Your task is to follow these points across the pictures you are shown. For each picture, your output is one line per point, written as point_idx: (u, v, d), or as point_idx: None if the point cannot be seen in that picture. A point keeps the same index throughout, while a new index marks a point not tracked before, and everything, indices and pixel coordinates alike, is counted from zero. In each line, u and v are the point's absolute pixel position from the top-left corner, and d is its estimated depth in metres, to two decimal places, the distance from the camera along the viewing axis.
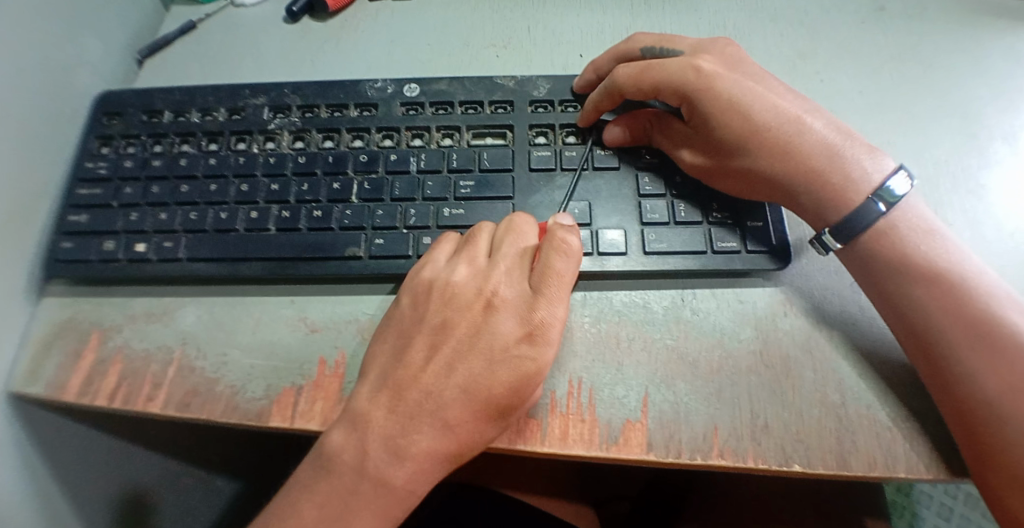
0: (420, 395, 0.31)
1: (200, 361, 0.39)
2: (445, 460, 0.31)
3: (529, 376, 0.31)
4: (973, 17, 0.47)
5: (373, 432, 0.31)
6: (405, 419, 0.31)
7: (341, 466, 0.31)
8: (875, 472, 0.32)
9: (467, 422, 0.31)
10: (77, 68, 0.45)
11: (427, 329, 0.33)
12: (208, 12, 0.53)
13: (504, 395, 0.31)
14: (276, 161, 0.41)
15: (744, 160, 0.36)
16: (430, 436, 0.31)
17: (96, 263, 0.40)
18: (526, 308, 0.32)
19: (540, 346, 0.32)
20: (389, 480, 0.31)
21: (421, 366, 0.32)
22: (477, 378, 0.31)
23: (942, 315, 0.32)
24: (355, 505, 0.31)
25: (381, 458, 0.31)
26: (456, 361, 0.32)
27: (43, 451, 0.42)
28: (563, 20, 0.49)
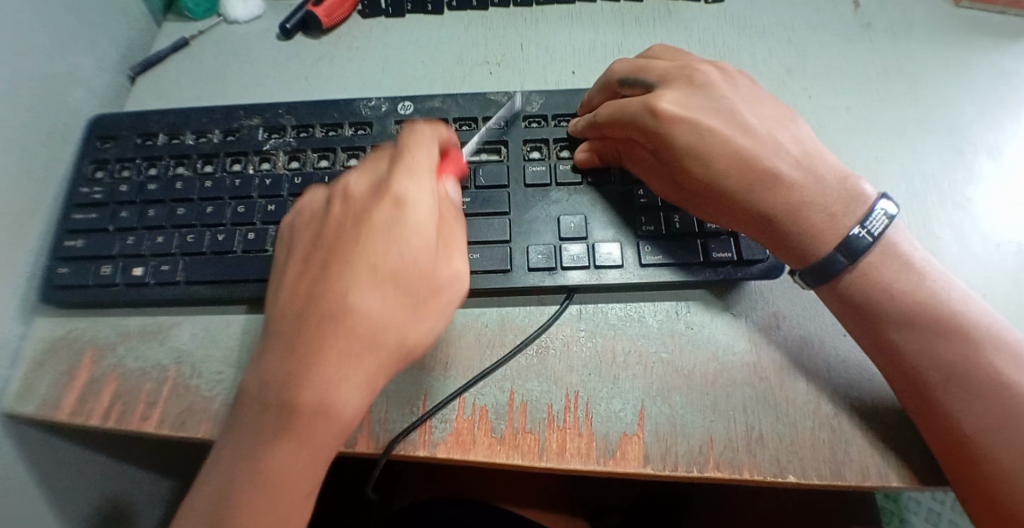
0: (302, 303, 0.30)
1: (195, 380, 0.39)
2: (353, 360, 0.29)
3: (408, 247, 0.30)
4: (957, 33, 0.48)
5: (274, 360, 0.30)
6: (292, 333, 0.30)
7: (252, 404, 0.30)
8: (868, 482, 0.32)
9: (356, 309, 0.29)
10: (70, 86, 0.45)
11: (303, 247, 0.32)
12: (201, 29, 0.53)
13: (385, 272, 0.30)
14: (272, 182, 0.41)
15: (730, 199, 0.35)
16: (324, 338, 0.29)
17: (94, 288, 0.40)
18: (384, 192, 0.31)
19: (408, 215, 0.30)
20: (298, 400, 0.29)
21: (300, 281, 0.31)
22: (351, 257, 0.30)
23: (925, 353, 0.32)
24: (275, 435, 0.29)
25: (286, 380, 0.29)
26: (330, 257, 0.31)
27: (33, 469, 0.42)
28: (555, 38, 0.50)
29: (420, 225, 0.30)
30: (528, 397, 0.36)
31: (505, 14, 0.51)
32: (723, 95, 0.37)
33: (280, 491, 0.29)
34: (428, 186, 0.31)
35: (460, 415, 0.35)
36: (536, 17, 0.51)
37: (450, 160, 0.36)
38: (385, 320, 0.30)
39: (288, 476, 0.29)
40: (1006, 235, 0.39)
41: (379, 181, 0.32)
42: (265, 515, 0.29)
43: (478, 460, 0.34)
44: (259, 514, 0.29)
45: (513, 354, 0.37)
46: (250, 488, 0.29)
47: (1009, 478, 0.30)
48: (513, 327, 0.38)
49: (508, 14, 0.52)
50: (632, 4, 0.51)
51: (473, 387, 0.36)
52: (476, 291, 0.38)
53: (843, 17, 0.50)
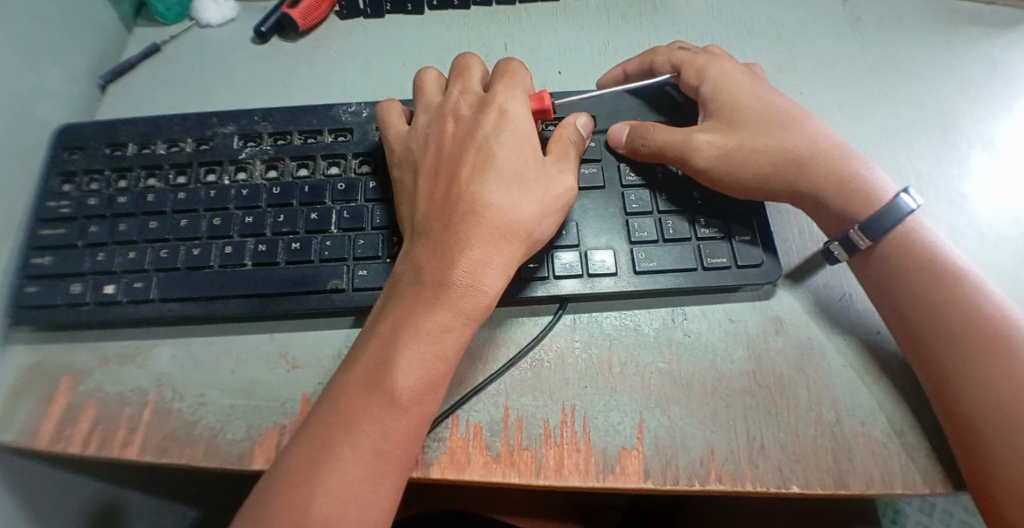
0: (439, 196, 0.34)
1: (177, 403, 0.37)
2: (493, 239, 0.32)
3: (527, 145, 0.35)
4: (946, 24, 0.47)
5: (425, 254, 0.32)
6: (438, 222, 0.33)
7: (405, 286, 0.32)
8: (873, 490, 0.32)
9: (495, 197, 0.33)
10: (35, 98, 0.43)
11: (423, 158, 0.35)
12: (173, 34, 0.51)
13: (510, 166, 0.34)
14: (249, 193, 0.40)
15: (789, 141, 0.37)
16: (469, 224, 0.32)
17: (64, 307, 0.38)
18: (490, 101, 0.36)
19: (514, 120, 0.35)
20: (450, 278, 0.31)
21: (431, 180, 0.35)
22: (481, 160, 0.34)
23: (950, 325, 0.32)
24: (423, 312, 0.31)
25: (438, 264, 0.32)
26: (457, 162, 0.34)
27: (13, 499, 0.40)
28: (539, 37, 0.49)
29: (530, 133, 0.35)
30: (523, 412, 0.34)
31: (487, 13, 0.50)
32: (754, 90, 0.39)
33: (427, 366, 0.30)
34: (524, 100, 0.36)
35: (453, 434, 0.34)
36: (520, 15, 0.50)
37: (542, 103, 0.37)
38: (522, 204, 0.33)
39: (431, 353, 0.30)
40: (1000, 230, 0.39)
41: (482, 98, 0.36)
42: (413, 387, 0.30)
43: (473, 479, 0.33)
44: (411, 385, 0.30)
45: (507, 367, 0.35)
46: (402, 359, 0.30)
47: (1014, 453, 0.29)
48: (506, 340, 0.37)
49: (491, 12, 0.50)
50: (617, 1, 0.50)
51: (467, 403, 0.35)
52: None
53: (833, 10, 0.49)
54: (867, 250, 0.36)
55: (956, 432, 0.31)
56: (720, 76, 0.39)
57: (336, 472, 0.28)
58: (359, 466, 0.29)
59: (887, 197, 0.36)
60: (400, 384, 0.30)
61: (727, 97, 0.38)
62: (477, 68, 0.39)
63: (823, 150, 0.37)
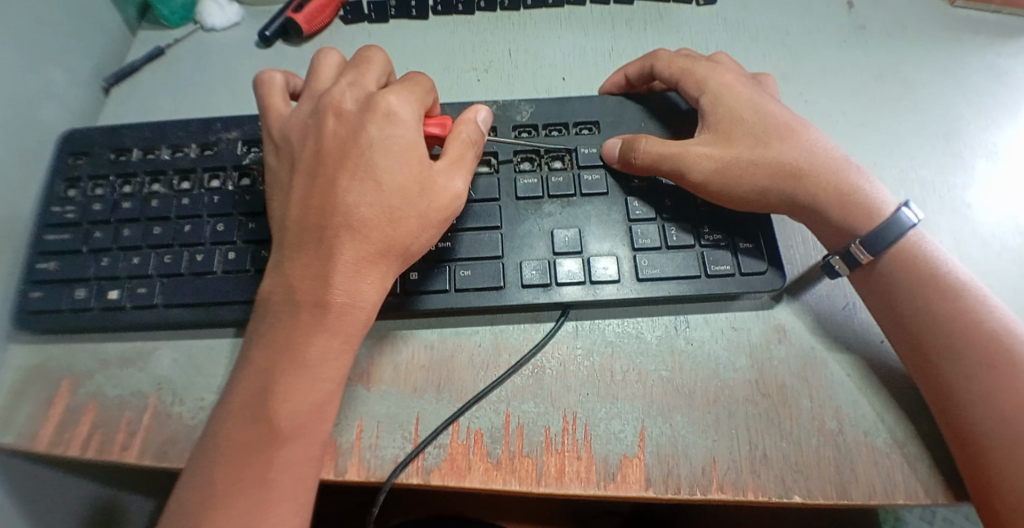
0: (312, 200, 0.32)
1: (178, 407, 0.37)
2: (364, 254, 0.31)
3: (411, 153, 0.33)
4: (949, 34, 0.47)
5: (298, 271, 0.31)
6: (310, 232, 0.32)
7: (278, 307, 0.32)
8: (874, 500, 0.31)
9: (369, 210, 0.31)
10: (39, 100, 0.43)
11: (301, 157, 0.34)
12: (177, 37, 0.51)
13: (392, 176, 0.32)
14: (253, 199, 0.40)
15: (782, 157, 0.36)
16: (342, 240, 0.31)
17: (68, 313, 0.38)
18: (377, 101, 0.33)
19: (402, 126, 0.33)
20: (328, 299, 0.31)
21: (305, 186, 0.33)
22: (357, 169, 0.32)
23: (953, 339, 0.32)
24: (300, 334, 0.31)
25: (311, 283, 0.31)
26: (331, 169, 0.32)
27: (9, 503, 0.40)
28: (543, 42, 0.49)
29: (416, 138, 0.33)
30: (524, 419, 0.34)
31: (491, 19, 0.50)
32: (755, 98, 0.39)
33: (305, 387, 0.30)
34: (417, 106, 0.34)
35: (454, 440, 0.34)
36: (524, 20, 0.50)
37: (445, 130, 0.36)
38: (396, 216, 0.32)
39: (309, 376, 0.30)
40: (1004, 240, 0.39)
41: (370, 95, 0.34)
42: (292, 412, 0.30)
43: (474, 486, 0.33)
44: (290, 409, 0.30)
45: (508, 375, 0.35)
46: (281, 384, 0.30)
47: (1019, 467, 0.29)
48: (507, 347, 0.36)
49: (495, 18, 0.50)
50: (621, 7, 0.50)
51: (468, 410, 0.34)
52: (467, 309, 0.37)
53: (836, 18, 0.49)
54: (867, 264, 0.35)
55: (960, 446, 0.31)
56: (723, 83, 0.39)
57: (224, 511, 0.28)
58: (247, 496, 0.29)
59: (888, 212, 0.35)
60: (282, 409, 0.30)
61: (727, 105, 0.38)
62: (378, 62, 0.36)
63: (814, 164, 0.36)
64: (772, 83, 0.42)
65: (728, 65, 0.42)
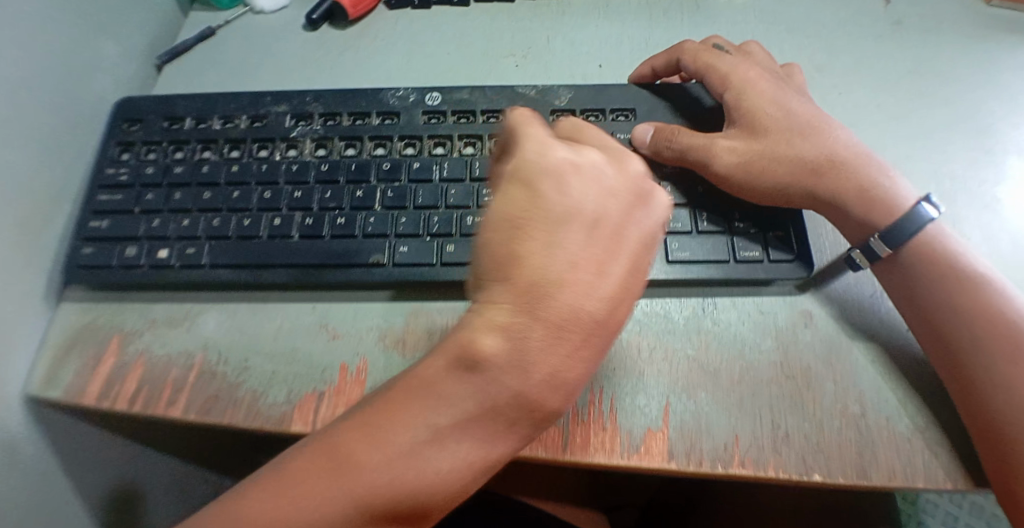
0: (564, 268, 0.26)
1: (221, 366, 0.39)
2: (595, 361, 0.27)
3: (652, 245, 0.28)
4: (988, 31, 0.48)
5: (523, 365, 0.26)
6: (557, 311, 0.26)
7: (482, 407, 0.26)
8: (894, 482, 0.32)
9: (614, 306, 0.26)
10: (99, 73, 0.46)
11: (539, 221, 0.26)
12: (226, 18, 0.54)
13: (633, 270, 0.27)
14: (299, 169, 0.42)
15: (801, 151, 0.38)
16: (580, 345, 0.26)
17: (118, 269, 0.41)
18: (634, 185, 0.28)
19: (655, 212, 0.28)
20: (545, 412, 0.27)
21: (542, 261, 0.26)
22: (613, 256, 0.27)
23: (971, 328, 0.33)
24: (485, 436, 0.26)
25: (538, 385, 0.26)
26: (582, 250, 0.26)
27: (57, 452, 0.42)
28: (580, 31, 0.50)
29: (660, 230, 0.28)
30: None
31: (530, 8, 0.51)
32: (783, 93, 0.40)
33: (467, 482, 0.27)
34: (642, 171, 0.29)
35: None
36: (562, 9, 0.51)
37: None
38: (630, 320, 0.28)
39: (478, 473, 0.27)
40: None
41: (622, 171, 0.28)
42: (443, 501, 0.27)
43: None
44: (443, 497, 0.27)
45: None
46: (439, 471, 0.26)
47: None
48: None
49: (533, 6, 0.51)
50: None
51: None
52: None
53: (873, 13, 0.49)
54: (888, 258, 0.36)
55: (979, 432, 0.32)
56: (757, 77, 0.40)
57: None
58: None
59: (907, 206, 0.36)
60: (435, 495, 0.26)
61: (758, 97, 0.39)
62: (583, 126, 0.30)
63: (838, 158, 0.37)
64: (798, 71, 0.43)
65: (761, 58, 0.43)
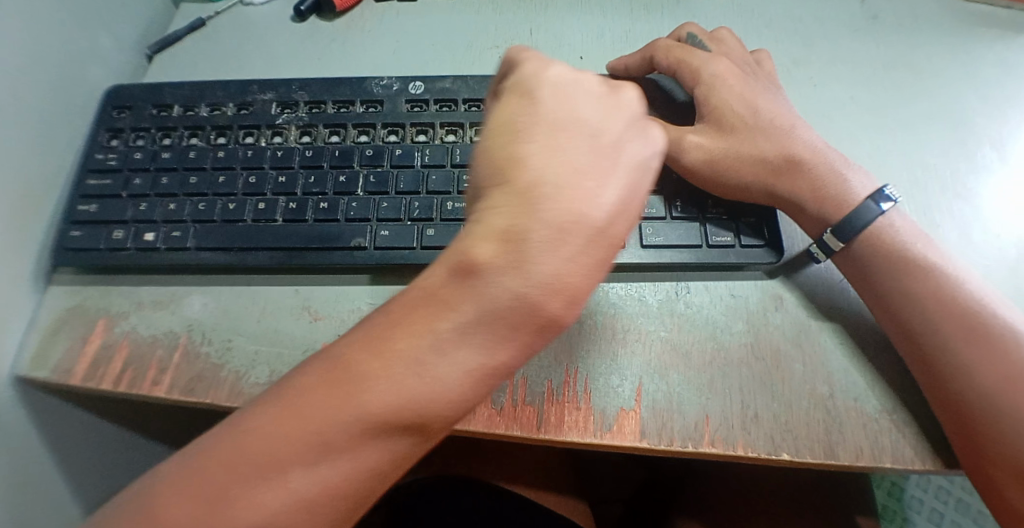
0: (565, 171, 0.27)
1: (205, 347, 0.40)
2: (600, 274, 0.26)
3: (651, 169, 0.29)
4: (963, 26, 0.49)
5: (524, 257, 0.25)
6: (551, 218, 0.26)
7: (485, 298, 0.25)
8: (860, 461, 0.33)
9: (613, 218, 0.27)
10: (89, 62, 0.46)
11: (535, 127, 0.28)
12: (217, 11, 0.55)
13: (634, 192, 0.28)
14: (283, 154, 0.42)
15: (761, 144, 0.38)
16: (579, 239, 0.26)
17: (105, 252, 0.41)
18: (631, 111, 0.30)
19: (655, 145, 0.29)
20: (547, 311, 0.25)
21: (537, 159, 0.27)
22: (613, 168, 0.28)
23: (934, 310, 0.33)
24: (492, 337, 0.25)
25: (540, 281, 0.25)
26: (583, 157, 0.28)
27: (44, 433, 0.43)
28: (563, 24, 0.51)
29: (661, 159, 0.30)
30: (528, 372, 0.36)
31: (515, 1, 0.52)
32: (756, 85, 0.41)
33: (471, 396, 0.26)
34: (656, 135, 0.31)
35: None
36: (546, 3, 0.52)
37: None
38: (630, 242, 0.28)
39: (484, 387, 0.26)
40: (1007, 224, 0.40)
41: (618, 97, 0.31)
42: (446, 414, 0.26)
43: (478, 430, 0.35)
44: (446, 410, 0.25)
45: None
46: (448, 380, 0.25)
47: (1001, 429, 0.30)
48: None
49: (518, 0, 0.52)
50: None
51: None
52: None
53: (851, 9, 0.50)
54: (846, 249, 0.36)
55: (949, 412, 0.32)
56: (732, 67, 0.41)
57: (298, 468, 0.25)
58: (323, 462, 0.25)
59: (860, 200, 0.36)
60: (439, 404, 0.25)
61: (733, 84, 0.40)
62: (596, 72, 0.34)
63: (801, 151, 0.38)
64: (767, 56, 0.44)
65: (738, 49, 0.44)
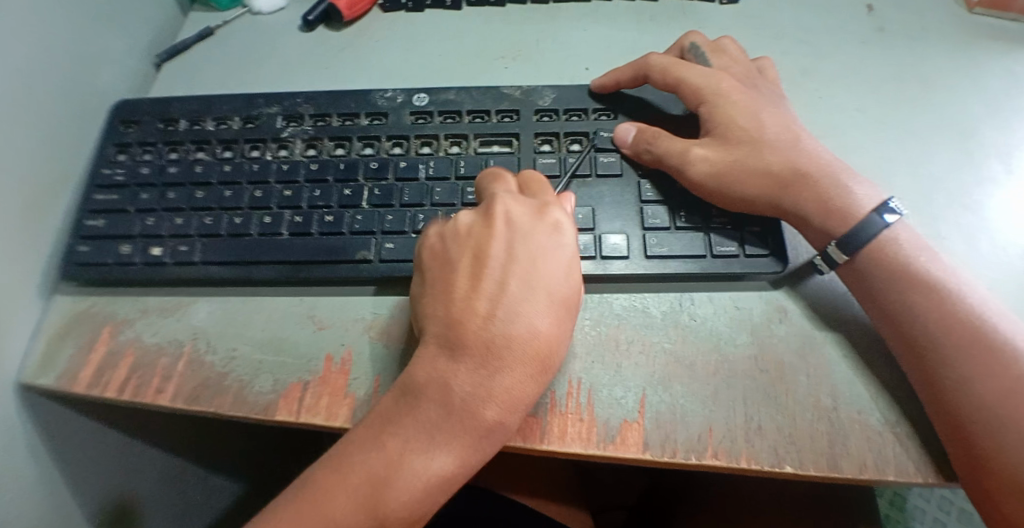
0: (480, 309, 0.32)
1: (210, 355, 0.40)
2: (527, 380, 0.31)
3: (567, 270, 0.34)
4: (968, 38, 0.49)
5: (453, 375, 0.31)
6: (475, 346, 0.31)
7: (428, 409, 0.31)
8: (865, 474, 0.32)
9: (535, 325, 0.32)
10: (98, 70, 0.47)
11: (456, 266, 0.34)
12: (226, 19, 0.55)
13: (556, 288, 0.33)
14: (289, 168, 0.43)
15: (766, 158, 0.38)
16: (504, 355, 0.31)
17: (113, 267, 0.42)
18: (544, 216, 0.35)
19: (568, 243, 0.34)
20: (480, 413, 0.31)
21: (462, 292, 0.33)
22: (531, 284, 0.33)
23: (936, 324, 0.33)
24: (440, 439, 0.31)
25: (470, 391, 0.31)
26: (500, 283, 0.33)
27: (49, 438, 0.43)
28: (569, 34, 0.51)
29: (575, 259, 0.34)
30: None
31: (521, 11, 0.53)
32: (761, 98, 0.41)
33: (428, 494, 0.31)
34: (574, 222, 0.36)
35: None
36: (552, 14, 0.52)
37: None
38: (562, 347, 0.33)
39: (439, 484, 0.31)
40: (1014, 237, 0.40)
41: (533, 206, 0.35)
42: (407, 514, 0.30)
43: None
44: (407, 511, 0.30)
45: None
46: (409, 483, 0.31)
47: (1004, 444, 0.30)
48: None
49: (524, 11, 0.53)
50: (647, 4, 0.52)
51: None
52: None
53: (856, 20, 0.50)
54: (851, 262, 0.36)
55: (949, 428, 0.32)
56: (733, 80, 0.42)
57: None
58: None
59: (866, 213, 0.36)
60: (399, 508, 0.30)
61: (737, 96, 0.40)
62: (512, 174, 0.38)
63: (807, 164, 0.38)
64: (770, 64, 0.44)
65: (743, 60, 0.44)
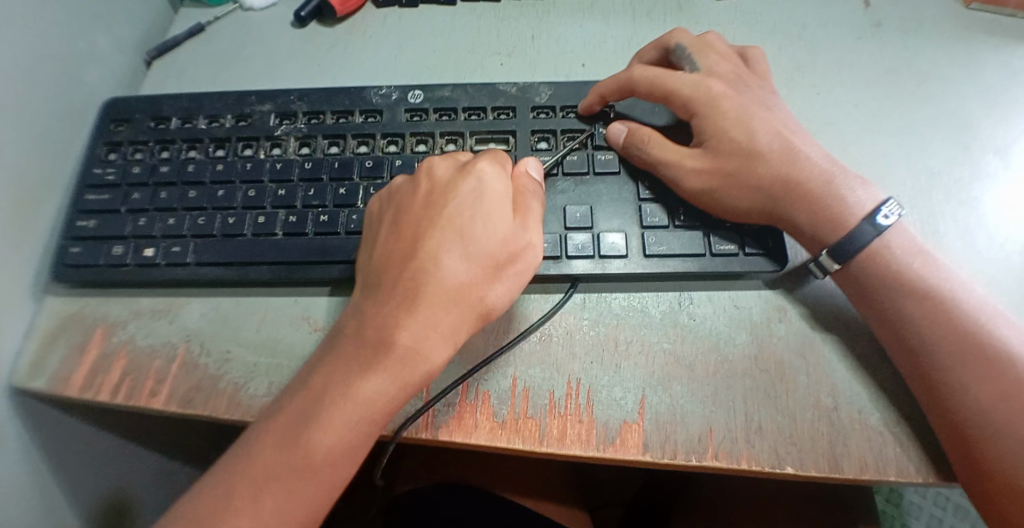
0: (400, 256, 0.34)
1: (204, 358, 0.39)
2: (442, 309, 0.32)
3: (492, 214, 0.34)
4: (966, 33, 0.48)
5: (372, 311, 0.32)
6: (394, 286, 0.33)
7: (349, 348, 0.32)
8: (866, 475, 0.32)
9: (450, 260, 0.32)
10: (86, 67, 0.46)
11: (387, 220, 0.35)
12: (217, 15, 0.54)
13: (476, 230, 0.33)
14: (282, 167, 0.42)
15: (757, 165, 0.37)
16: (419, 287, 0.32)
17: (106, 268, 0.41)
18: (470, 170, 0.35)
19: (491, 190, 0.34)
20: (393, 340, 0.31)
21: (389, 242, 0.34)
22: (449, 228, 0.33)
23: (932, 329, 0.33)
24: (358, 371, 0.31)
25: (386, 324, 0.32)
26: (422, 228, 0.34)
27: (42, 442, 0.43)
28: (565, 30, 0.50)
29: (500, 204, 0.34)
30: (530, 383, 0.36)
31: (516, 7, 0.52)
32: (759, 96, 0.40)
33: (353, 430, 0.31)
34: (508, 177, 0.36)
35: (463, 399, 0.36)
36: (548, 10, 0.52)
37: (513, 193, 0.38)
38: (485, 283, 0.33)
39: (364, 416, 0.31)
40: (1011, 232, 0.39)
41: (463, 166, 0.36)
42: (336, 446, 0.30)
43: (479, 442, 0.34)
44: (330, 444, 0.30)
45: (518, 340, 0.37)
46: (332, 417, 0.30)
47: (1004, 449, 0.30)
48: (518, 313, 0.38)
49: (519, 6, 0.52)
50: None
51: (478, 373, 0.36)
52: None
53: (854, 16, 0.50)
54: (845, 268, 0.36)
55: (948, 433, 0.32)
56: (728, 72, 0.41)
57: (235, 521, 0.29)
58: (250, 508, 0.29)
59: (858, 220, 0.35)
60: (322, 438, 0.30)
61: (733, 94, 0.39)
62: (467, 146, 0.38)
63: (802, 170, 0.37)
64: (760, 56, 0.44)
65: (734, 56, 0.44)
